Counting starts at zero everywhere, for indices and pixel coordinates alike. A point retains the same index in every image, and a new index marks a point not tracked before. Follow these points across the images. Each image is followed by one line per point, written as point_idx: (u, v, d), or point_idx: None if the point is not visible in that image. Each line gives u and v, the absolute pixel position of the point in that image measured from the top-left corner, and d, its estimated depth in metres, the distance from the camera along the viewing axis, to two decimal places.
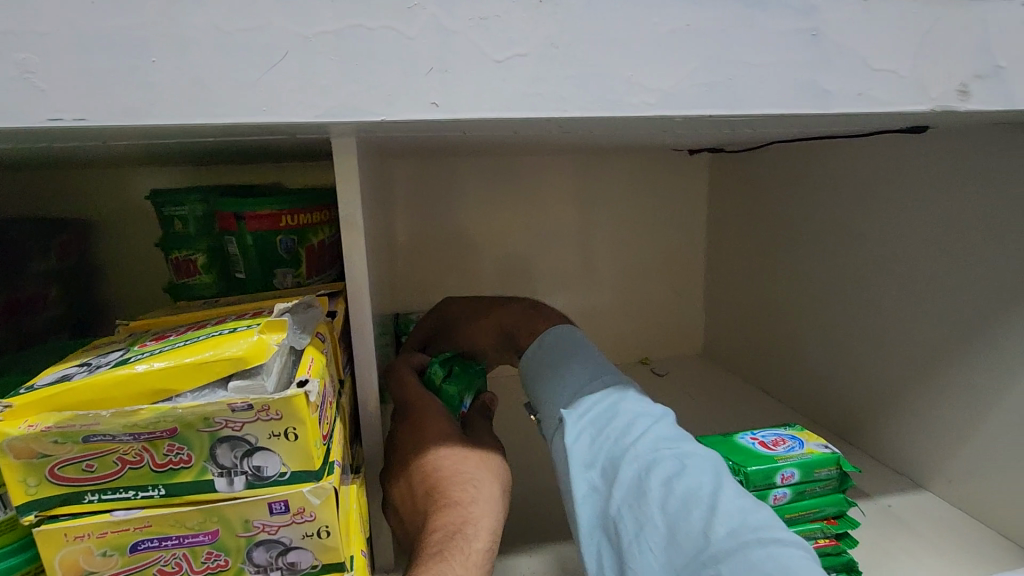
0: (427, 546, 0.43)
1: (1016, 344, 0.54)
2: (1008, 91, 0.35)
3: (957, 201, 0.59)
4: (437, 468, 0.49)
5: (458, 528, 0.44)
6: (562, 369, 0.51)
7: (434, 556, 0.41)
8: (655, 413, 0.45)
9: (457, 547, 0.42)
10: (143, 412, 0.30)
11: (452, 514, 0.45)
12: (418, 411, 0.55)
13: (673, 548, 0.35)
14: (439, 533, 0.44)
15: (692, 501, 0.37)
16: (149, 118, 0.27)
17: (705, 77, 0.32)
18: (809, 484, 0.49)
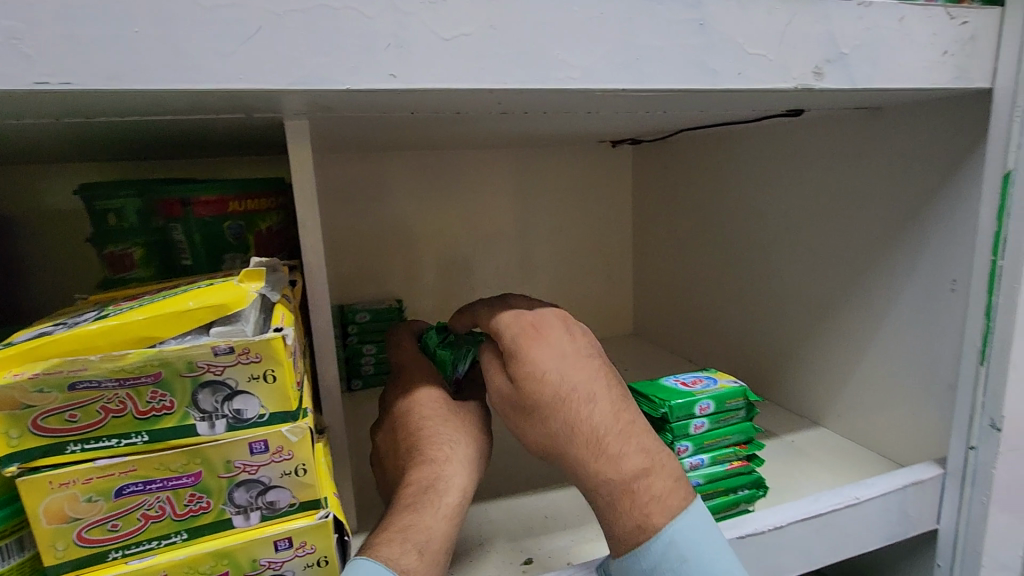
0: (401, 497, 0.47)
1: (880, 292, 0.66)
2: (852, 73, 0.45)
3: (841, 170, 0.68)
4: (417, 428, 0.53)
5: (432, 483, 0.47)
6: None
7: (406, 509, 0.45)
8: None
9: (429, 501, 0.46)
10: (129, 356, 0.33)
11: (426, 469, 0.49)
12: (409, 380, 0.60)
13: None
14: (413, 487, 0.47)
15: None
16: (133, 82, 0.30)
17: (617, 57, 0.38)
18: (722, 414, 0.57)
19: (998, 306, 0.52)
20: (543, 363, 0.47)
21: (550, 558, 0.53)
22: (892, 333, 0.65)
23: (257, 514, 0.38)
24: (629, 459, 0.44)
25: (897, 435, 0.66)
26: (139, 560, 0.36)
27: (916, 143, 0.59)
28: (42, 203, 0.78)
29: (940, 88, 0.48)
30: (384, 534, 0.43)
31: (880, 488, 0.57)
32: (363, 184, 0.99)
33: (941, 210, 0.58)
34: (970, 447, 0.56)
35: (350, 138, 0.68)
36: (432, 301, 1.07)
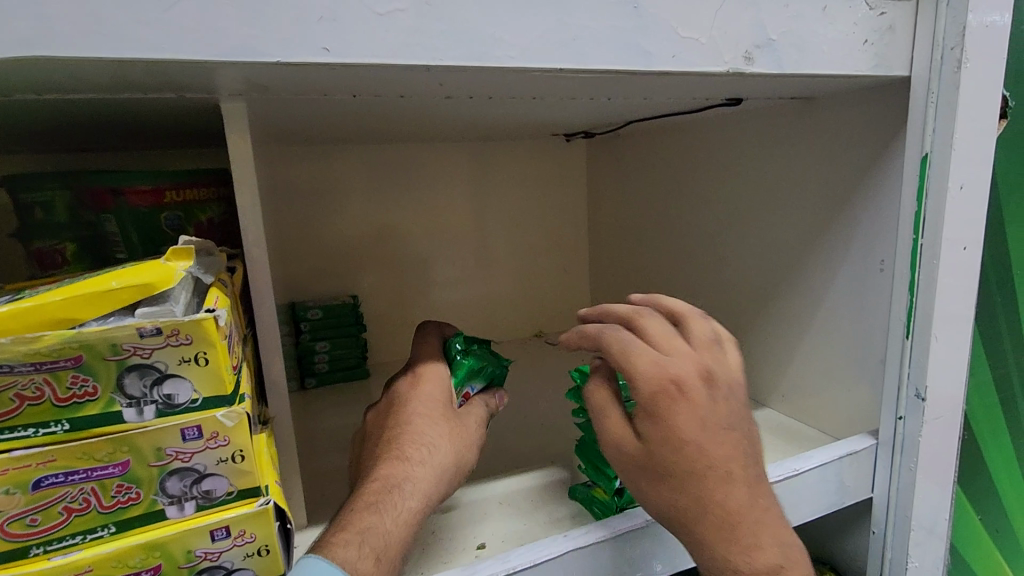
0: (364, 493, 0.46)
1: (816, 274, 0.69)
2: (780, 58, 0.47)
3: (778, 158, 0.71)
4: (403, 424, 0.52)
5: (402, 484, 0.47)
6: None
7: (368, 508, 0.44)
8: None
9: (395, 501, 0.45)
10: (46, 338, 0.32)
11: (397, 467, 0.48)
12: (419, 374, 0.58)
13: None
14: (378, 484, 0.46)
15: None
16: (45, 48, 0.29)
17: (553, 36, 0.39)
18: None
19: (921, 282, 0.55)
20: (688, 437, 0.42)
21: (504, 543, 0.54)
22: (828, 313, 0.68)
23: (192, 504, 0.37)
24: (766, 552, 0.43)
25: (834, 411, 0.69)
26: (62, 557, 0.34)
27: (843, 131, 0.63)
28: None
29: (862, 74, 0.51)
30: (341, 533, 0.42)
31: (818, 459, 0.59)
32: (314, 178, 0.97)
33: (868, 194, 0.61)
34: (898, 417, 0.59)
35: (295, 126, 0.66)
36: (388, 297, 1.06)
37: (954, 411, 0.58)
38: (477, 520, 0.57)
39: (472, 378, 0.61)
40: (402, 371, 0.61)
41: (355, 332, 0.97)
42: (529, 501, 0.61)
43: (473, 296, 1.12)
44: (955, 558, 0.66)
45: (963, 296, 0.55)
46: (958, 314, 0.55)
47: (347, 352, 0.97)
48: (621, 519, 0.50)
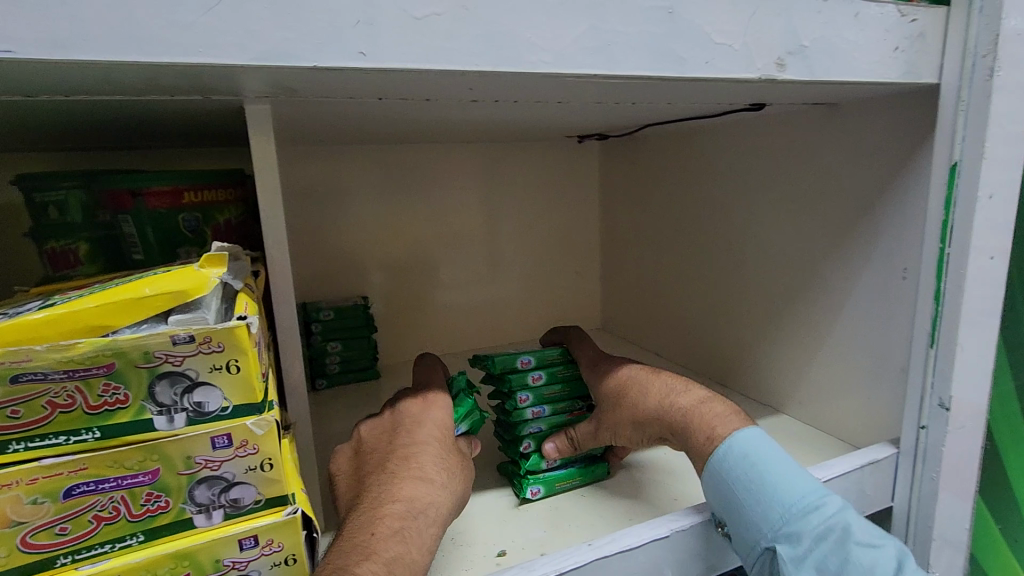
0: (386, 515, 0.45)
1: (837, 281, 0.68)
2: (811, 65, 0.46)
3: (798, 163, 0.71)
4: (418, 448, 0.53)
5: (424, 510, 0.47)
6: (724, 506, 0.47)
7: (394, 534, 0.43)
8: (721, 470, 0.47)
9: (418, 528, 0.45)
10: (80, 346, 0.31)
11: (417, 492, 0.48)
12: (425, 396, 0.61)
13: (783, 532, 0.43)
14: (401, 509, 0.46)
15: (759, 504, 0.45)
16: (81, 51, 0.29)
17: (588, 42, 0.39)
18: (550, 367, 0.66)
19: (947, 291, 0.54)
20: (612, 365, 0.64)
21: (524, 551, 0.53)
22: (849, 320, 0.67)
23: (220, 513, 0.36)
24: (687, 396, 0.55)
25: (855, 419, 0.68)
26: (90, 566, 0.34)
27: (869, 136, 0.62)
28: None
29: (892, 82, 0.50)
30: (366, 559, 0.40)
31: (840, 469, 0.58)
32: (326, 177, 0.96)
33: (893, 201, 0.60)
34: (920, 426, 0.58)
35: (314, 127, 0.66)
36: (398, 298, 1.05)
37: (978, 420, 0.58)
38: (497, 527, 0.57)
39: (458, 420, 0.61)
40: (408, 395, 0.62)
41: (367, 334, 0.97)
42: (546, 507, 0.60)
43: (483, 297, 1.11)
44: (974, 568, 0.66)
45: (987, 308, 0.55)
46: (983, 322, 0.55)
47: (358, 353, 0.97)
48: (645, 528, 0.49)
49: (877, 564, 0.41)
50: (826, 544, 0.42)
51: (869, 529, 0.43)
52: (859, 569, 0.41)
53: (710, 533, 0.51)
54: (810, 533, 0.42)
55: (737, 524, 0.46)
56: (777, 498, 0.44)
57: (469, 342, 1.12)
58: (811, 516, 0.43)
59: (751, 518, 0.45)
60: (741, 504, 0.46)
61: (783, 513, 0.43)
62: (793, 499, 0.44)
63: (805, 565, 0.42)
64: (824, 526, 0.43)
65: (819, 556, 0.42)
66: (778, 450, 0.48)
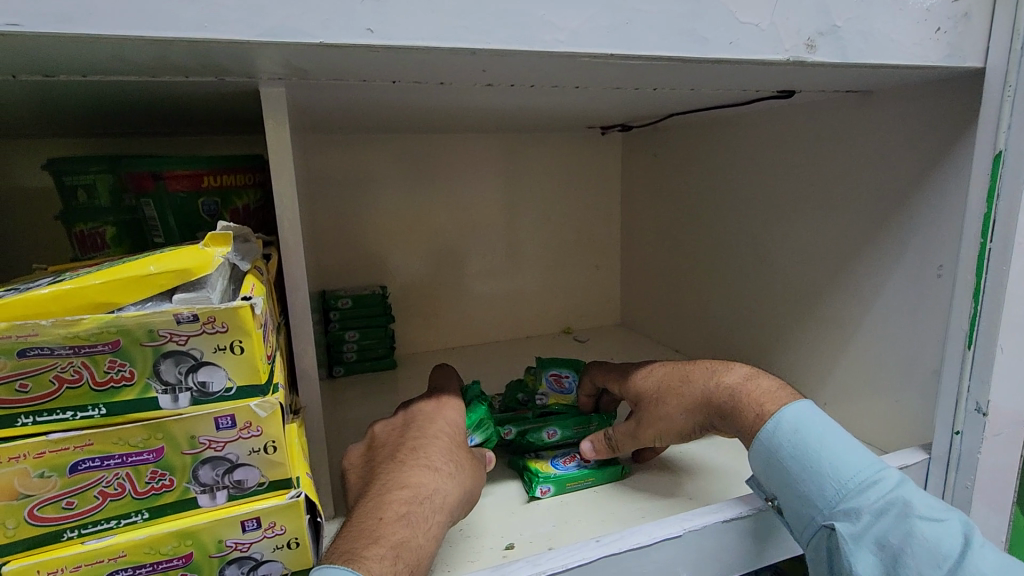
0: (393, 500, 0.45)
1: (867, 277, 0.65)
2: (844, 47, 0.44)
3: (829, 154, 0.68)
4: (429, 440, 0.53)
5: (432, 496, 0.46)
6: (778, 484, 0.46)
7: (400, 519, 0.43)
8: (772, 446, 0.46)
9: (425, 513, 0.45)
10: (85, 321, 0.31)
11: (426, 479, 0.47)
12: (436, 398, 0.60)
13: (842, 508, 0.41)
14: (408, 494, 0.45)
15: (814, 479, 0.43)
16: (87, 25, 0.29)
17: (603, 21, 0.37)
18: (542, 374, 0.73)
19: (987, 288, 0.51)
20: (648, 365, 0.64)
21: (532, 544, 0.52)
22: (880, 318, 0.64)
23: (224, 493, 0.36)
24: (731, 374, 0.54)
25: (884, 423, 0.65)
26: (97, 541, 0.34)
27: (906, 126, 0.59)
28: (7, 182, 0.74)
29: (932, 66, 0.47)
30: (373, 543, 0.40)
31: None
32: (347, 165, 0.96)
33: (930, 193, 0.57)
34: (954, 432, 0.55)
35: (331, 113, 0.66)
36: (416, 288, 1.05)
37: (1016, 427, 0.55)
38: (507, 519, 0.56)
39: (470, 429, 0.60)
40: (420, 396, 0.62)
41: (385, 323, 0.97)
42: (558, 500, 0.59)
43: (501, 289, 1.11)
44: None
45: None
46: None
47: (376, 342, 0.97)
48: (657, 526, 0.48)
49: (942, 538, 0.39)
50: (886, 519, 0.40)
51: (932, 502, 0.41)
52: (923, 544, 0.39)
53: (726, 533, 0.49)
54: (869, 508, 0.41)
55: (793, 502, 0.45)
56: (832, 474, 0.43)
57: (486, 334, 1.11)
58: (870, 490, 0.41)
59: (805, 494, 0.44)
60: (795, 478, 0.44)
61: (839, 489, 0.42)
62: (850, 474, 0.42)
63: (865, 541, 0.40)
64: (885, 501, 0.41)
65: (879, 532, 0.40)
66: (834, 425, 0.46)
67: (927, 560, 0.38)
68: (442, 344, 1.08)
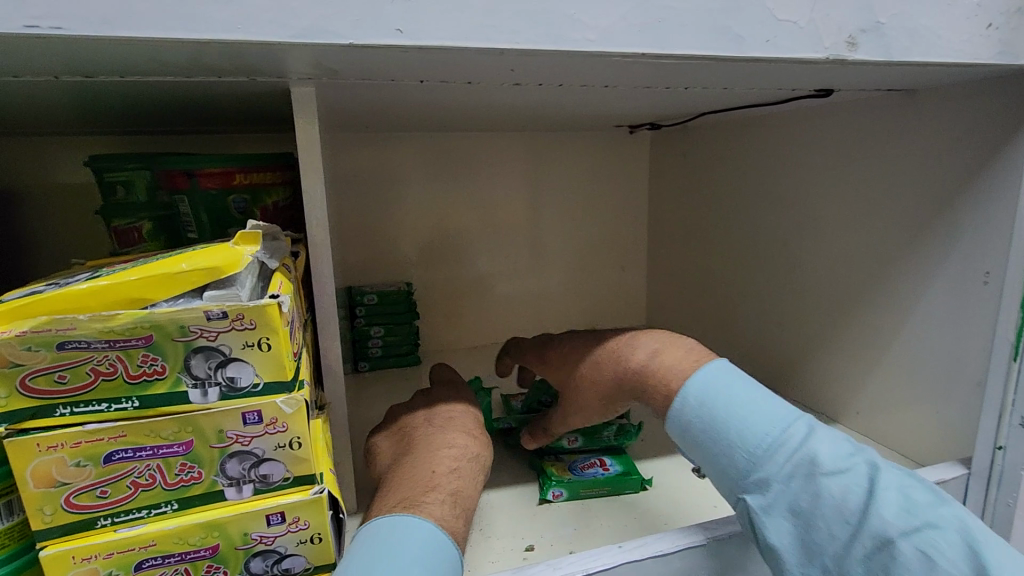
0: (443, 455, 0.45)
1: (907, 283, 0.62)
2: (887, 45, 0.42)
3: (868, 155, 0.65)
4: (459, 412, 0.53)
5: (475, 456, 0.47)
6: (696, 458, 0.45)
7: (452, 472, 0.44)
8: (682, 423, 0.45)
9: (471, 470, 0.46)
10: (118, 317, 0.32)
11: (468, 441, 0.48)
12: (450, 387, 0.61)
13: (751, 479, 0.41)
14: (457, 451, 0.46)
15: (723, 453, 0.43)
16: (125, 28, 0.30)
17: (635, 18, 0.37)
18: None
19: None
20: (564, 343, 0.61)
21: (553, 546, 0.52)
22: (919, 326, 0.62)
23: (249, 487, 0.37)
24: (636, 354, 0.51)
25: (924, 435, 0.62)
26: (128, 529, 0.35)
27: (952, 126, 0.56)
28: (52, 178, 0.77)
29: (983, 63, 0.45)
30: (430, 491, 0.41)
31: None
32: (375, 163, 0.97)
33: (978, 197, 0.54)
34: (997, 447, 0.54)
35: (359, 111, 0.66)
36: (441, 286, 1.06)
37: None
38: (527, 521, 0.56)
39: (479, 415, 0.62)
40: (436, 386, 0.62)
41: (410, 320, 0.98)
42: (578, 504, 0.58)
43: (525, 287, 1.10)
44: None
45: None
46: None
47: (400, 339, 0.98)
48: (679, 534, 0.47)
49: (848, 492, 0.39)
50: (795, 484, 0.40)
51: (837, 451, 0.41)
52: (829, 504, 0.39)
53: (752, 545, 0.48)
54: (777, 476, 0.40)
55: (712, 474, 0.44)
56: (740, 443, 0.42)
57: (509, 333, 1.11)
58: (777, 455, 0.41)
59: (719, 467, 0.43)
60: (709, 453, 0.44)
61: (748, 457, 0.42)
62: (758, 442, 0.42)
63: (779, 509, 0.40)
64: (792, 465, 0.40)
65: (792, 498, 0.40)
66: (741, 385, 0.45)
67: (835, 518, 0.38)
68: (466, 342, 1.09)
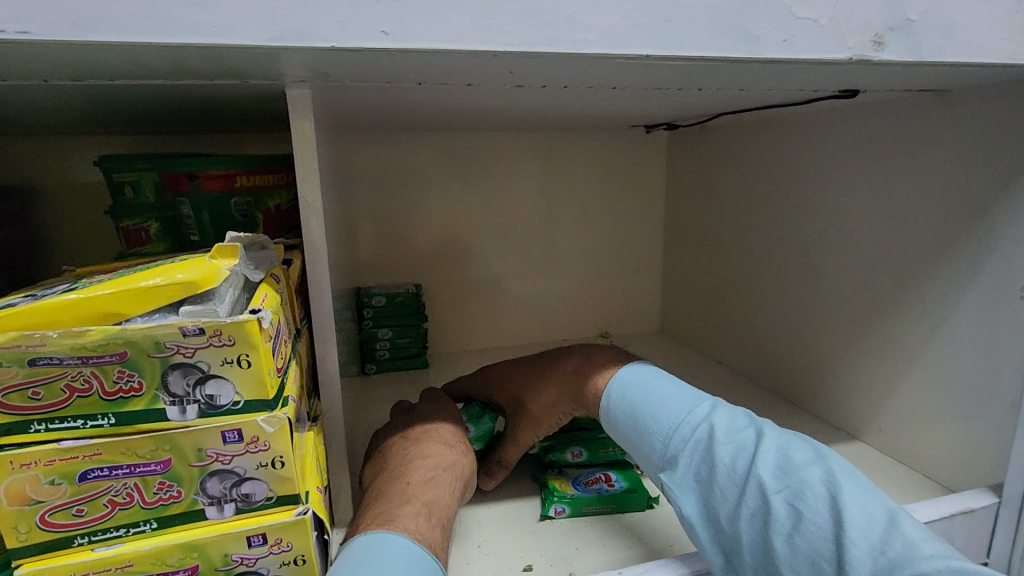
0: (418, 466, 0.45)
1: (936, 297, 0.59)
2: (918, 43, 0.39)
3: (897, 159, 0.62)
4: (435, 420, 0.51)
5: (452, 464, 0.47)
6: (631, 449, 0.50)
7: (427, 482, 0.43)
8: (617, 420, 0.52)
9: (447, 480, 0.45)
10: (91, 333, 0.31)
11: (445, 450, 0.47)
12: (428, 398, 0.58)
13: (665, 459, 0.46)
14: (432, 462, 0.45)
15: (644, 439, 0.48)
16: (96, 32, 0.28)
17: (639, 17, 0.34)
18: None
19: None
20: (503, 367, 0.66)
21: (552, 567, 0.50)
22: (949, 342, 0.58)
23: (231, 506, 0.36)
24: (574, 359, 0.60)
25: (954, 458, 0.58)
26: (106, 548, 0.34)
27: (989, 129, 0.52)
28: (63, 178, 0.78)
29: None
30: (405, 503, 0.40)
31: (926, 515, 0.50)
32: (384, 163, 0.96)
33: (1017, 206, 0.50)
34: None
35: (363, 113, 0.65)
36: (450, 288, 1.04)
37: None
38: (527, 538, 0.54)
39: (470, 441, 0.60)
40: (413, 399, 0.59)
41: (417, 323, 0.97)
42: (581, 522, 0.56)
43: (536, 290, 1.08)
44: None
45: None
46: None
47: (407, 341, 0.97)
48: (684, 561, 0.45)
49: (740, 458, 0.42)
50: (696, 455, 0.44)
51: (735, 424, 0.45)
52: (722, 468, 0.42)
53: None
54: (681, 451, 0.45)
55: (644, 464, 0.49)
56: (656, 430, 0.48)
57: (520, 336, 1.09)
58: (679, 432, 0.46)
59: (646, 454, 0.48)
60: (634, 443, 0.49)
61: (662, 437, 0.47)
62: (670, 424, 0.47)
63: (685, 480, 0.44)
64: (692, 440, 0.45)
65: (693, 468, 0.44)
66: (660, 383, 0.52)
67: (726, 480, 0.41)
68: (475, 345, 1.07)
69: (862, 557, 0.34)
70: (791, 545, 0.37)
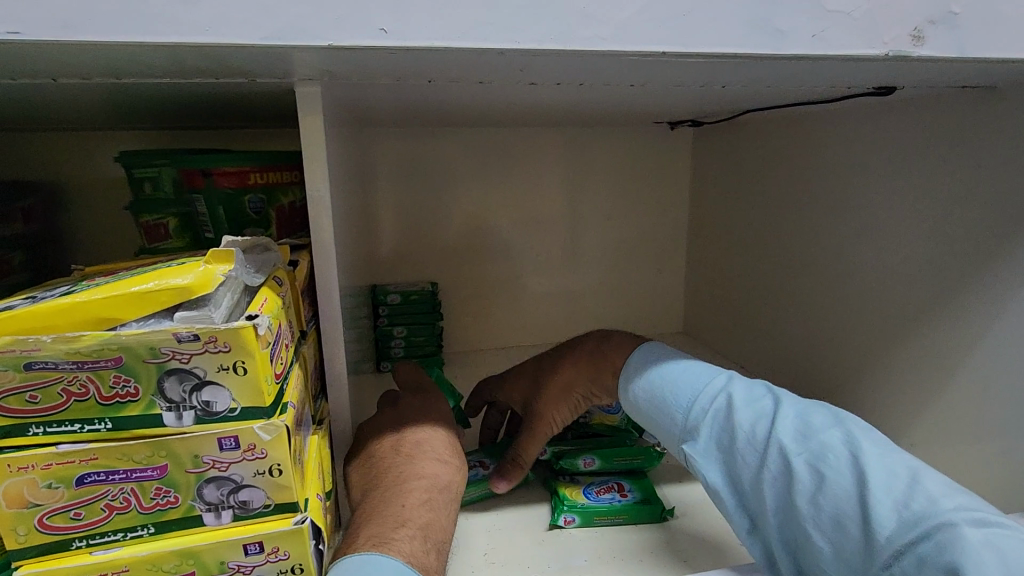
0: (413, 486, 0.44)
1: (977, 307, 0.55)
2: (962, 38, 0.36)
3: (936, 159, 0.58)
4: (428, 428, 0.51)
5: (448, 484, 0.46)
6: (649, 424, 0.50)
7: (423, 504, 0.42)
8: (635, 395, 0.52)
9: (443, 502, 0.44)
10: (85, 338, 0.31)
11: (441, 469, 0.47)
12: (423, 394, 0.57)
13: (685, 431, 0.46)
14: (426, 482, 0.44)
15: (663, 411, 0.48)
16: (87, 31, 0.28)
17: (654, 11, 0.32)
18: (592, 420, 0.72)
19: None
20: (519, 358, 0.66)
21: None
22: (988, 355, 0.54)
23: (228, 513, 0.35)
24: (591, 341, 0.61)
25: (992, 479, 0.55)
26: (103, 552, 0.34)
27: None
28: (87, 174, 0.79)
29: None
30: (400, 527, 0.40)
31: None
32: (402, 159, 0.95)
33: None
34: None
35: (377, 109, 0.64)
36: (468, 286, 1.03)
37: None
38: (535, 548, 0.52)
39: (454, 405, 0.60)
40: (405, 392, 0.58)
41: (433, 320, 0.96)
42: (591, 532, 0.55)
43: (555, 288, 1.06)
44: None
45: None
46: None
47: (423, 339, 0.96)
48: None
49: (760, 424, 0.41)
50: (717, 426, 0.44)
51: (755, 392, 0.44)
52: (744, 437, 0.42)
53: None
54: (701, 421, 0.45)
55: (664, 438, 0.49)
56: (674, 403, 0.47)
57: (538, 335, 1.07)
58: (699, 403, 0.46)
59: (666, 428, 0.48)
60: (654, 418, 0.49)
61: (681, 410, 0.46)
62: (689, 396, 0.47)
63: (707, 451, 0.43)
64: (712, 410, 0.45)
65: (715, 440, 0.43)
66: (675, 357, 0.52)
67: (749, 449, 0.41)
68: (492, 343, 1.06)
69: (886, 511, 0.34)
70: (817, 505, 0.36)
